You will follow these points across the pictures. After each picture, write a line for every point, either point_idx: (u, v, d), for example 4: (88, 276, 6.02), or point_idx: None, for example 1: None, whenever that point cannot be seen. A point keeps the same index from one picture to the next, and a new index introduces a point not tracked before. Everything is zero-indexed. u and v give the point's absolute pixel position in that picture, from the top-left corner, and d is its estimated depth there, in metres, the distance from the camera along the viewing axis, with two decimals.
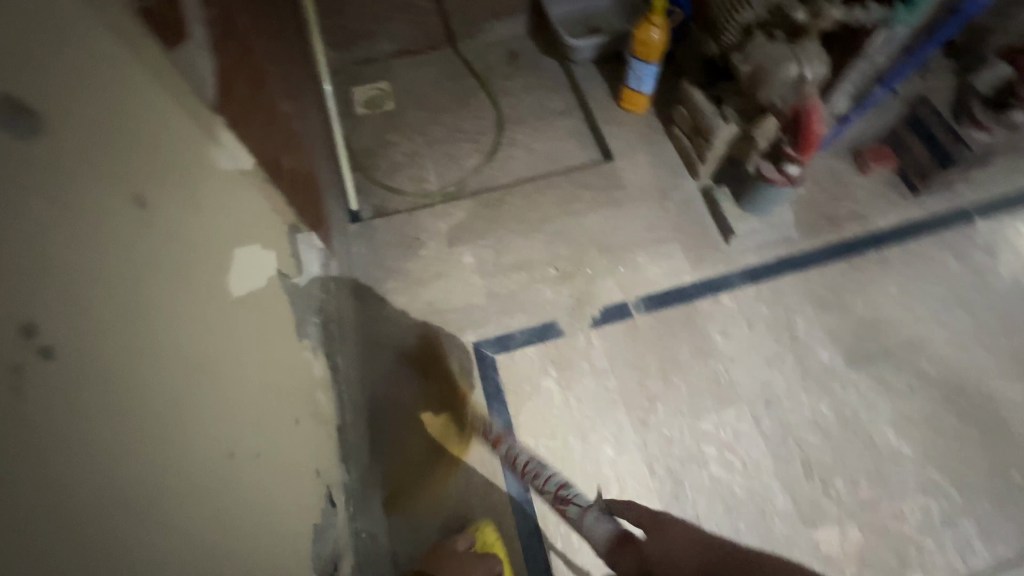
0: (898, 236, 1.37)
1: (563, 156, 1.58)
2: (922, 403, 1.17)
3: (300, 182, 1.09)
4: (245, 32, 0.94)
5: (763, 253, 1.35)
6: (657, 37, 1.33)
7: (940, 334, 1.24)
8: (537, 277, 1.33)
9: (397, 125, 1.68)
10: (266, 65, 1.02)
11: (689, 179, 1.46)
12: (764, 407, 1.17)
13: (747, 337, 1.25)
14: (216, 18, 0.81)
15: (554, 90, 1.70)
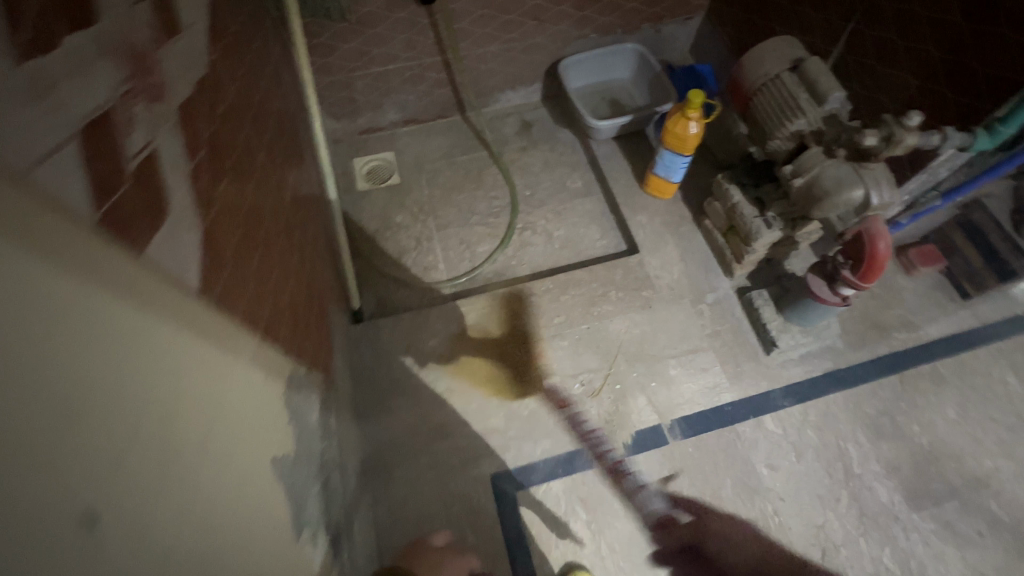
0: (951, 347, 1.25)
1: (583, 245, 1.46)
2: (993, 554, 1.05)
3: (298, 309, 0.96)
4: (238, 155, 0.81)
5: (807, 367, 1.23)
6: (694, 131, 1.23)
7: (1007, 466, 1.12)
8: (560, 392, 1.21)
9: (404, 205, 1.55)
10: (261, 183, 0.89)
11: (722, 278, 1.34)
12: (820, 557, 1.04)
13: (795, 469, 1.12)
14: (203, 160, 0.68)
15: (573, 169, 1.59)
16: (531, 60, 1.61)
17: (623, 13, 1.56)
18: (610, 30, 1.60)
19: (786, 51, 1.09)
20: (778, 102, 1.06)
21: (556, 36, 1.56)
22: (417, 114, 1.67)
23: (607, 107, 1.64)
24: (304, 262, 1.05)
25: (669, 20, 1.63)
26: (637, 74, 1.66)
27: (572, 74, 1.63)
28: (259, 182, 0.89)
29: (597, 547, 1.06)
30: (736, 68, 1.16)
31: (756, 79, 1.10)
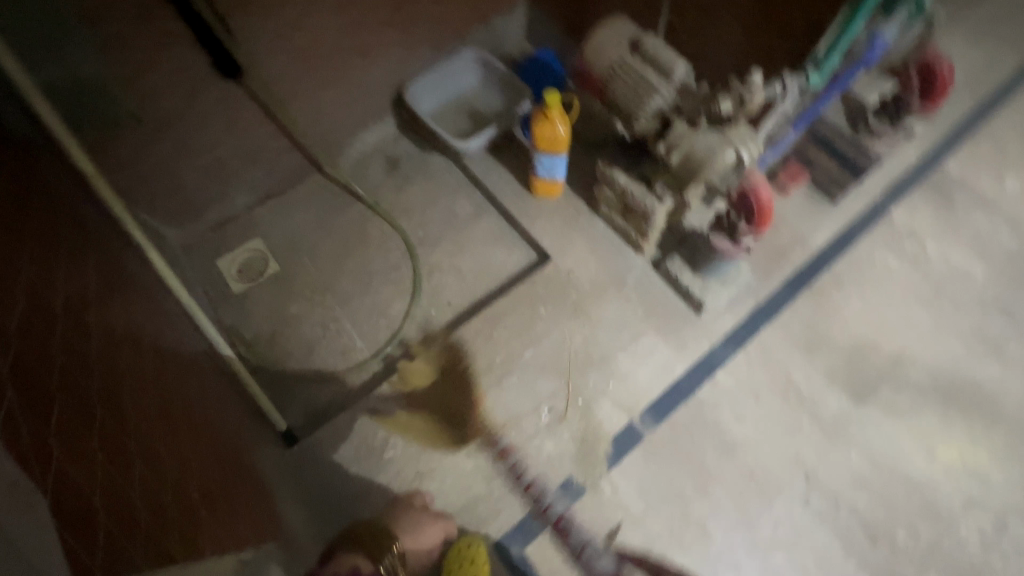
0: (839, 248, 1.37)
1: (495, 268, 1.40)
2: (928, 416, 1.18)
3: (228, 475, 0.81)
4: None
5: (735, 312, 1.29)
6: (563, 131, 1.22)
7: (914, 336, 1.27)
8: (528, 431, 1.17)
9: (294, 293, 1.40)
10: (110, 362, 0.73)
11: (635, 256, 1.36)
12: (805, 483, 1.12)
13: (758, 411, 1.19)
14: None
15: (457, 194, 1.51)
16: (372, 95, 1.49)
17: (448, 23, 1.48)
18: (441, 42, 1.51)
19: (620, 34, 1.10)
20: (630, 85, 1.06)
21: (389, 65, 1.45)
22: (271, 188, 1.49)
23: (467, 119, 1.57)
24: (210, 417, 0.89)
25: (496, 15, 1.57)
26: (484, 77, 1.60)
27: (419, 97, 1.53)
28: (103, 364, 0.73)
29: (618, 567, 1.06)
30: (580, 61, 1.15)
31: (602, 67, 1.10)
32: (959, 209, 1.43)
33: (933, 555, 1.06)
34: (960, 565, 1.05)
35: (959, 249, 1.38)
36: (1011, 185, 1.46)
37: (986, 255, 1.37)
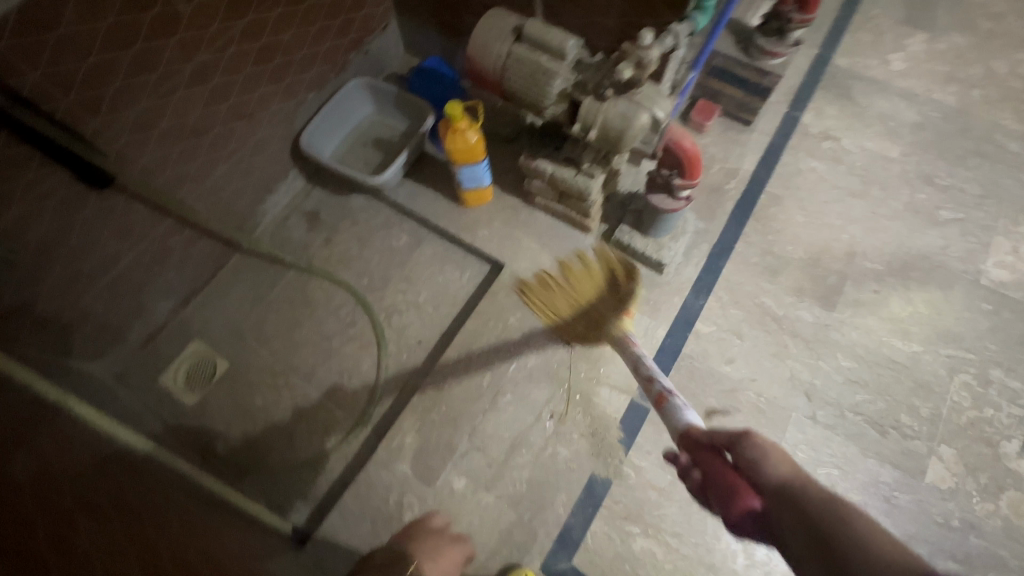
0: (767, 169, 1.41)
1: (452, 292, 1.35)
2: (892, 299, 1.23)
3: None
4: None
5: (695, 260, 1.30)
6: (474, 138, 1.16)
7: (859, 229, 1.32)
8: (537, 443, 1.13)
9: (254, 385, 1.31)
10: None
11: (584, 236, 1.34)
12: (808, 401, 1.14)
13: (745, 348, 1.20)
14: None
15: (389, 229, 1.45)
16: (267, 155, 1.39)
17: (323, 58, 1.39)
18: (323, 80, 1.43)
19: (499, 25, 1.05)
20: (527, 75, 1.03)
21: (274, 119, 1.35)
22: (193, 284, 1.38)
23: (374, 151, 1.50)
24: (203, 546, 0.79)
25: (370, 37, 1.50)
26: (378, 102, 1.52)
27: (318, 142, 1.44)
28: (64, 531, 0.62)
29: (665, 544, 1.05)
30: (469, 62, 1.10)
31: (493, 63, 1.06)
32: (860, 100, 1.49)
33: (939, 426, 1.10)
34: (964, 427, 1.10)
35: (871, 136, 1.44)
36: (897, 64, 1.54)
37: (896, 135, 1.43)
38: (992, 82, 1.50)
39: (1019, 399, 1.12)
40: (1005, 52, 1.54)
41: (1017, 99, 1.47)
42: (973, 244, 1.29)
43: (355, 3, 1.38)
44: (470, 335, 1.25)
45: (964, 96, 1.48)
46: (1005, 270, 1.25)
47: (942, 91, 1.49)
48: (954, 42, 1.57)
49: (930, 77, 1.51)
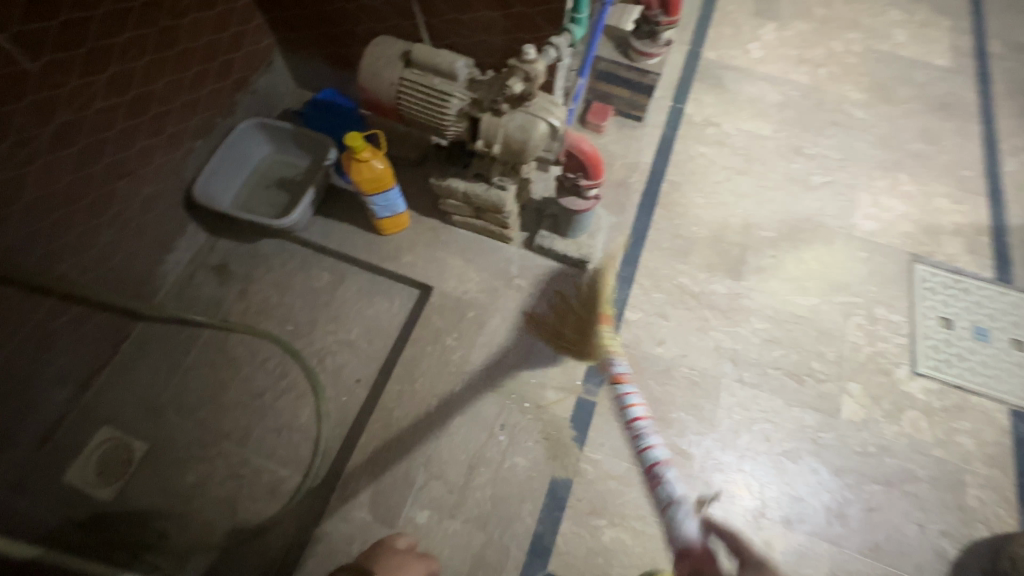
0: (664, 159, 1.51)
1: (386, 324, 1.32)
2: (788, 261, 1.37)
3: None
4: None
5: (614, 253, 1.37)
6: (381, 166, 1.14)
7: (750, 203, 1.46)
8: (494, 460, 1.13)
9: (181, 463, 1.19)
10: None
11: (507, 247, 1.37)
12: (734, 365, 1.24)
13: (672, 328, 1.28)
14: None
15: (307, 270, 1.39)
16: (158, 212, 1.28)
17: (206, 103, 1.31)
18: (210, 126, 1.34)
19: (387, 53, 1.05)
20: (423, 99, 1.03)
21: (160, 172, 1.25)
22: (90, 366, 1.24)
23: (279, 192, 1.43)
24: None
25: (256, 75, 1.44)
26: (275, 142, 1.45)
27: (214, 191, 1.35)
28: None
29: (632, 530, 1.08)
30: (363, 92, 1.09)
31: (387, 90, 1.05)
32: (731, 87, 1.65)
33: (844, 366, 1.24)
34: (863, 363, 1.24)
35: (746, 118, 1.59)
36: (756, 53, 1.72)
37: (766, 114, 1.60)
38: (834, 61, 1.72)
39: (901, 329, 1.29)
40: (839, 33, 1.78)
41: (855, 73, 1.69)
42: (843, 202, 1.46)
43: (233, 43, 1.32)
44: (411, 364, 1.23)
45: (814, 75, 1.68)
46: (872, 220, 1.44)
47: (796, 73, 1.69)
48: (798, 28, 1.78)
49: (784, 61, 1.71)
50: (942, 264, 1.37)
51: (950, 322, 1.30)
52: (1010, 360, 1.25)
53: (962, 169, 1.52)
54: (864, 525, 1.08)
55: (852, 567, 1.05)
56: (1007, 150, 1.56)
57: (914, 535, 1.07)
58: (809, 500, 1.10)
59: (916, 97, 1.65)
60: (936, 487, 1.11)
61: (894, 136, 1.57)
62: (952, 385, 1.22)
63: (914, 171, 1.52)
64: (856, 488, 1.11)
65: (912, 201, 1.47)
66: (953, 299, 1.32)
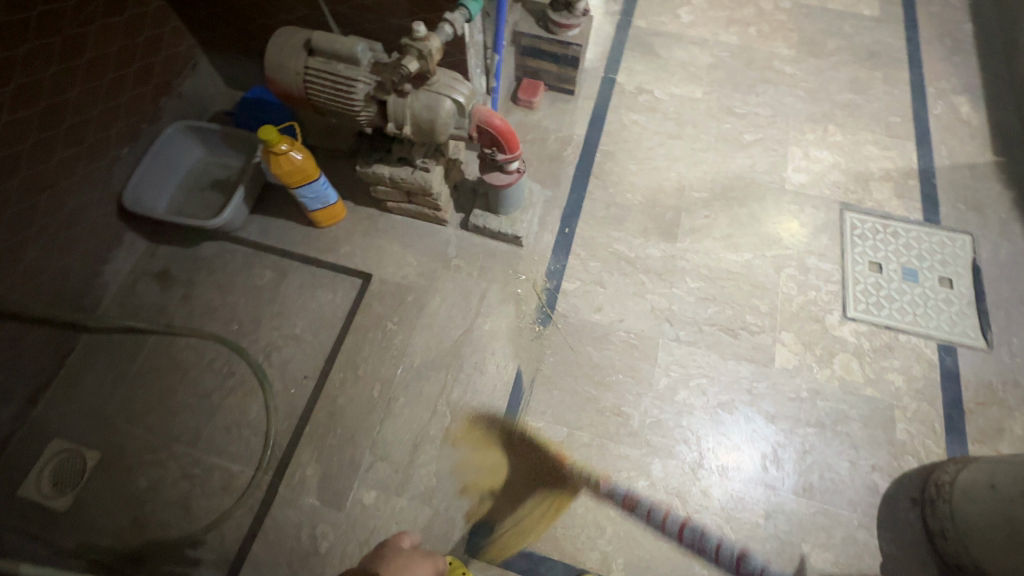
0: (596, 129, 1.52)
1: (330, 315, 1.34)
2: (721, 220, 1.39)
3: None
4: None
5: (549, 226, 1.38)
6: (300, 157, 1.15)
7: (682, 165, 1.47)
8: (438, 436, 1.15)
9: (134, 467, 1.21)
10: None
11: (443, 229, 1.38)
12: (670, 325, 1.26)
13: (609, 294, 1.30)
14: None
15: (249, 268, 1.39)
16: (89, 224, 1.28)
17: (128, 110, 1.31)
18: (135, 133, 1.34)
19: (289, 43, 1.05)
20: (330, 85, 1.04)
21: (86, 183, 1.24)
22: (35, 382, 1.24)
23: (214, 194, 1.42)
24: None
25: (180, 78, 1.43)
26: (207, 144, 1.45)
27: (146, 197, 1.35)
28: None
29: (574, 491, 1.11)
30: (273, 84, 1.09)
31: (294, 81, 1.06)
32: (662, 53, 1.65)
33: (777, 317, 1.27)
34: (796, 312, 1.27)
35: (677, 82, 1.60)
36: (685, 17, 1.73)
37: (696, 77, 1.61)
38: (763, 18, 1.73)
39: (832, 277, 1.31)
40: None
41: (784, 29, 1.70)
42: (774, 157, 1.48)
43: (150, 47, 1.32)
44: (355, 351, 1.24)
45: (743, 34, 1.69)
46: (802, 172, 1.46)
47: (726, 34, 1.70)
48: None
49: (714, 23, 1.72)
50: (872, 210, 1.40)
51: (879, 266, 1.32)
52: (938, 298, 1.28)
53: (890, 116, 1.54)
54: (799, 467, 1.12)
55: (788, 508, 1.08)
56: (933, 93, 1.58)
57: (846, 472, 1.11)
58: (745, 448, 1.14)
59: (845, 48, 1.66)
60: (867, 424, 1.15)
61: (823, 89, 1.59)
62: (881, 326, 1.25)
63: (843, 122, 1.53)
64: (789, 433, 1.15)
65: (841, 151, 1.49)
66: (882, 243, 1.35)
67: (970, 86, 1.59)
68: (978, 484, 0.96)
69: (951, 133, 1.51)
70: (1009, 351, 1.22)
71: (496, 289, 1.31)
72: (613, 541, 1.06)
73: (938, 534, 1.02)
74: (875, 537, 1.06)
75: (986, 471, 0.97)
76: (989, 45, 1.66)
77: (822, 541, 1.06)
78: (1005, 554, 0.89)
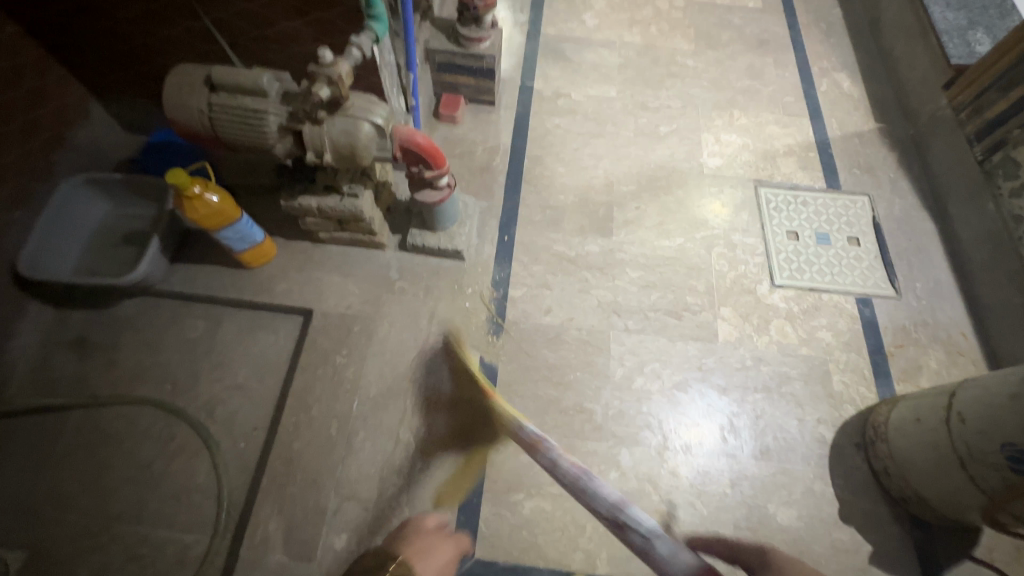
0: (521, 137, 1.55)
1: (274, 358, 1.27)
2: (650, 210, 1.45)
3: None
4: None
5: (489, 237, 1.39)
6: (217, 199, 1.09)
7: (608, 162, 1.53)
8: (402, 465, 1.12)
9: (70, 559, 1.08)
10: None
11: (382, 253, 1.35)
12: (618, 317, 1.30)
13: (556, 295, 1.32)
14: None
15: (177, 322, 1.30)
16: None
17: (14, 169, 1.18)
18: (26, 193, 1.22)
19: (187, 81, 0.99)
20: (239, 121, 0.99)
21: None
22: None
23: (126, 248, 1.31)
24: None
25: (73, 129, 1.32)
26: (113, 197, 1.34)
27: (45, 260, 1.22)
28: None
29: (549, 495, 1.11)
30: (176, 125, 1.03)
31: (198, 120, 1.00)
32: (574, 58, 1.71)
33: (714, 294, 1.34)
34: (730, 287, 1.34)
35: (592, 84, 1.67)
36: (590, 21, 1.80)
37: (609, 78, 1.68)
38: (661, 18, 1.83)
39: (757, 250, 1.40)
40: None
41: (681, 26, 1.82)
42: (689, 145, 1.57)
43: (33, 99, 1.18)
44: (306, 392, 1.19)
45: (646, 34, 1.79)
46: (717, 156, 1.55)
47: (630, 34, 1.78)
48: None
49: (617, 25, 1.80)
50: (782, 183, 1.51)
51: (796, 234, 1.43)
52: (849, 256, 1.40)
53: (785, 97, 1.68)
54: (754, 432, 1.18)
55: (750, 474, 1.14)
56: (818, 72, 1.74)
57: (796, 429, 1.18)
58: (704, 423, 1.18)
59: (738, 39, 1.79)
60: (807, 381, 1.24)
61: (723, 78, 1.71)
62: (806, 289, 1.35)
63: (746, 106, 1.65)
64: (741, 401, 1.21)
65: (748, 133, 1.60)
66: (795, 213, 1.46)
67: (848, 63, 1.76)
68: (906, 420, 1.06)
69: (838, 107, 1.66)
70: (915, 295, 1.35)
71: (446, 306, 1.29)
72: (594, 538, 1.07)
73: (882, 472, 1.11)
74: (830, 486, 1.13)
75: (912, 406, 1.06)
76: (857, 25, 1.85)
77: (785, 499, 1.12)
78: (937, 478, 0.99)
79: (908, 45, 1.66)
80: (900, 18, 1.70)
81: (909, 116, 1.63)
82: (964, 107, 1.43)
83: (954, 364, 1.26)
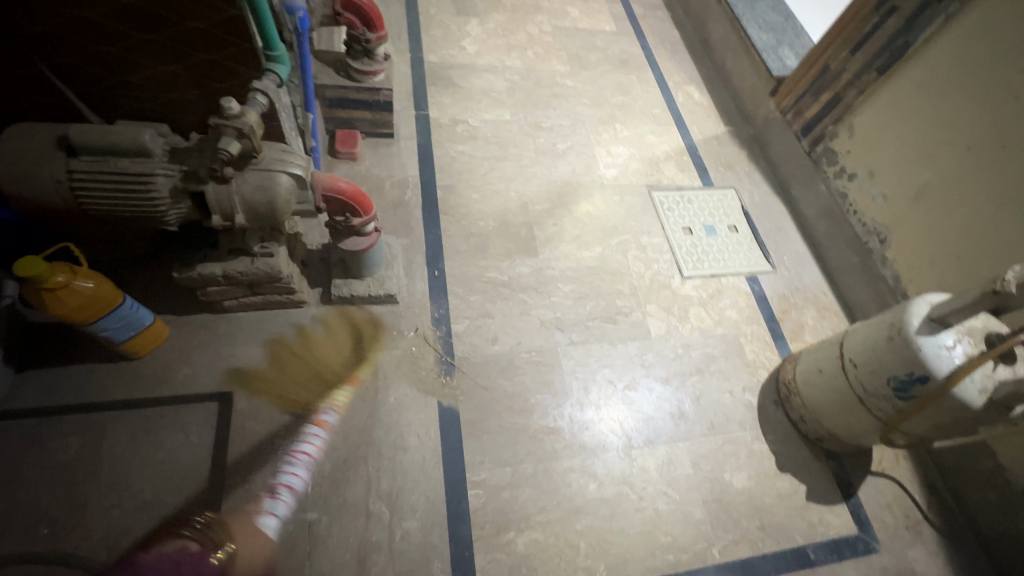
0: (429, 167, 1.52)
1: (187, 459, 1.04)
2: (567, 225, 1.53)
3: None
4: None
5: (418, 274, 1.33)
6: (90, 285, 0.88)
7: (517, 184, 1.57)
8: (380, 538, 1.01)
9: None
10: None
11: (303, 312, 1.22)
12: (561, 331, 1.34)
13: (499, 322, 1.31)
14: None
15: (40, 444, 1.01)
16: None
17: None
18: None
19: (32, 145, 0.79)
20: (115, 187, 0.81)
21: None
22: None
23: None
24: None
25: None
26: None
27: None
28: None
29: (539, 524, 1.09)
30: (18, 201, 0.81)
31: (53, 191, 0.80)
32: (462, 84, 1.73)
33: (638, 294, 1.45)
34: (650, 286, 1.47)
35: (486, 109, 1.69)
36: (470, 48, 1.83)
37: (500, 102, 1.73)
38: (534, 42, 1.94)
39: (663, 248, 1.55)
40: (528, 18, 2.01)
41: (554, 50, 1.94)
42: (586, 159, 1.68)
43: None
44: (245, 488, 1.02)
45: (524, 58, 1.88)
46: (612, 168, 1.69)
47: (510, 59, 1.86)
48: (496, 20, 1.96)
49: (496, 51, 1.86)
50: (669, 186, 1.70)
51: (689, 229, 1.61)
52: (733, 242, 1.62)
53: (653, 109, 1.89)
54: (698, 412, 1.30)
55: (704, 451, 1.25)
56: (674, 86, 1.99)
57: (730, 401, 1.34)
58: (657, 414, 1.28)
59: (604, 59, 1.98)
60: (727, 357, 1.40)
61: (600, 95, 1.86)
62: (709, 276, 1.53)
63: (624, 119, 1.83)
64: (682, 387, 1.33)
65: (632, 144, 1.77)
66: (684, 210, 1.65)
67: (694, 77, 2.05)
68: (810, 373, 1.26)
69: (696, 115, 1.92)
70: (786, 266, 1.62)
71: (390, 355, 1.21)
72: (590, 553, 1.09)
73: (800, 421, 1.31)
74: (765, 443, 1.30)
75: (811, 360, 1.28)
76: (693, 44, 2.16)
77: (736, 464, 1.25)
78: (843, 416, 1.20)
79: (736, 61, 1.99)
80: (725, 37, 2.02)
81: (748, 119, 1.95)
82: (788, 110, 1.76)
83: (824, 318, 1.54)
